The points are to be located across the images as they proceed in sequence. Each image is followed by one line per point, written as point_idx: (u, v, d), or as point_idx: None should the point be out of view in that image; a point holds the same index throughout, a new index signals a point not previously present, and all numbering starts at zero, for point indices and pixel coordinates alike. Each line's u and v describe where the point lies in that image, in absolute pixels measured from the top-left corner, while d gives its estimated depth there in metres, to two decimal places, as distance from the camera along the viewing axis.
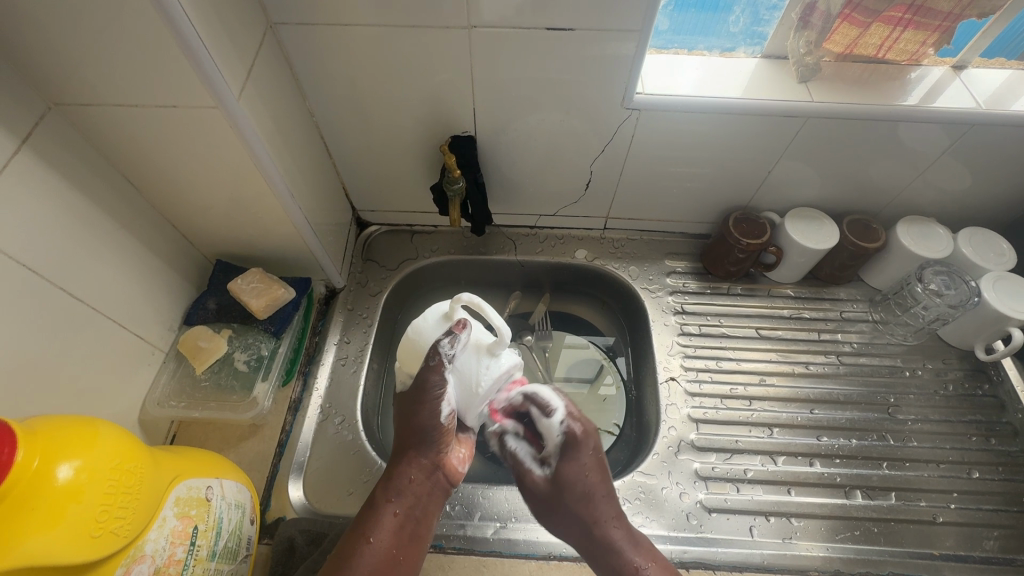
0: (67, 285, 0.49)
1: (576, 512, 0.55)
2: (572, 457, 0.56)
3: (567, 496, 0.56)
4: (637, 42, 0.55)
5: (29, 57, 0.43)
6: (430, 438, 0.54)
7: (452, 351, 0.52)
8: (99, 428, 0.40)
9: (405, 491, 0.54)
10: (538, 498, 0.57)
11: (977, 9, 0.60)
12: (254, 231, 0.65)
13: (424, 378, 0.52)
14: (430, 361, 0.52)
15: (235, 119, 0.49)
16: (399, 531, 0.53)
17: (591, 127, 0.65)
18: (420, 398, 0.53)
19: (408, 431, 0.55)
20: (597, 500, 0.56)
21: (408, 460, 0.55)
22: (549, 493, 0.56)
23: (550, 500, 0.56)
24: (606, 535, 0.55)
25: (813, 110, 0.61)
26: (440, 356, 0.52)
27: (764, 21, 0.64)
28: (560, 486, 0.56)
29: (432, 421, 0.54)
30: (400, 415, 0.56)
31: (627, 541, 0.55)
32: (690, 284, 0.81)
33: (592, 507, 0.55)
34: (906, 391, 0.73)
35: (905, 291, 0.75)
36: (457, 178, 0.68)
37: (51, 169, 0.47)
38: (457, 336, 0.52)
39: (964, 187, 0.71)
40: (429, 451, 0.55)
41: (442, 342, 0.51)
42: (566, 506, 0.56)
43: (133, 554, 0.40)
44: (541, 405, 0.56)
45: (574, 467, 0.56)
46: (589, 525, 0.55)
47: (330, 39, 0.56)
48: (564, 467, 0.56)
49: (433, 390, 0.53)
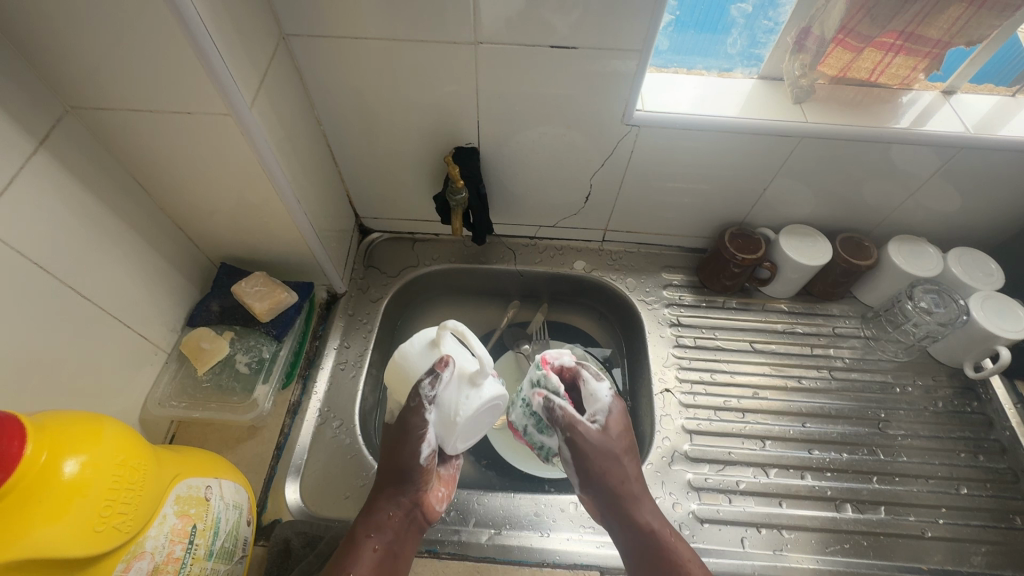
0: (77, 284, 0.50)
1: (620, 465, 0.55)
2: (613, 412, 0.57)
3: (616, 449, 0.56)
4: (638, 61, 0.57)
5: (48, 62, 0.44)
6: (410, 475, 0.55)
7: (434, 391, 0.53)
8: (104, 425, 0.41)
9: (384, 525, 0.54)
10: (587, 451, 0.55)
11: (965, 38, 0.62)
12: (260, 236, 0.66)
13: (408, 418, 0.53)
14: (412, 402, 0.53)
15: (246, 126, 0.50)
16: (379, 566, 0.52)
17: (591, 142, 0.67)
18: (401, 437, 0.54)
19: (391, 467, 0.55)
20: (634, 456, 0.57)
21: (386, 497, 0.55)
22: (601, 443, 0.55)
23: (599, 451, 0.55)
24: (636, 496, 0.55)
25: (807, 130, 0.63)
26: (422, 397, 0.53)
27: (761, 44, 0.66)
28: (610, 438, 0.56)
29: (412, 460, 0.54)
30: (386, 449, 0.56)
31: (653, 507, 0.56)
32: (686, 297, 0.82)
33: (631, 464, 0.56)
34: (897, 406, 0.74)
35: (896, 308, 0.76)
36: (460, 188, 0.70)
37: (66, 170, 0.48)
38: (439, 375, 0.52)
39: (955, 208, 0.73)
40: (409, 488, 0.55)
41: (425, 383, 0.52)
42: (613, 461, 0.55)
43: (134, 550, 0.41)
44: (591, 372, 0.59)
45: (620, 420, 0.58)
46: (625, 485, 0.55)
47: (340, 51, 0.58)
48: (611, 421, 0.57)
49: (415, 430, 0.53)
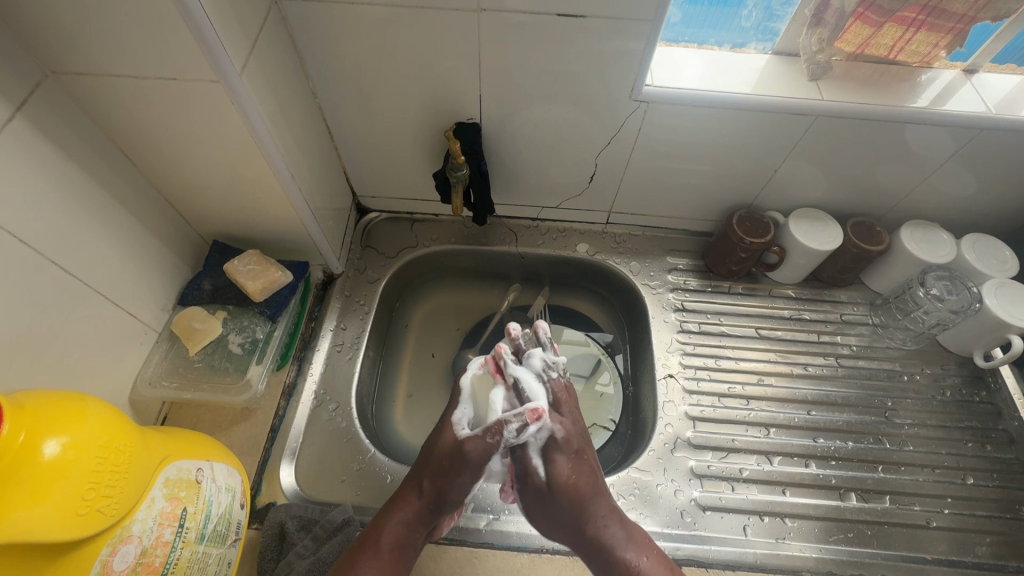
0: (61, 259, 0.48)
1: (573, 509, 0.52)
2: (559, 460, 0.52)
3: (569, 494, 0.52)
4: (649, 32, 0.54)
5: (21, 20, 0.41)
6: (447, 502, 0.53)
7: (517, 438, 0.50)
8: (88, 405, 0.39)
9: (408, 536, 0.53)
10: (532, 494, 0.53)
11: (992, 12, 0.59)
12: (253, 212, 0.64)
13: (469, 449, 0.51)
14: (490, 436, 0.50)
15: (237, 94, 0.48)
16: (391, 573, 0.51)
17: (597, 119, 0.65)
18: (456, 464, 0.52)
19: (431, 487, 0.53)
20: (593, 500, 0.53)
21: (416, 516, 0.53)
22: (543, 493, 0.53)
23: (550, 495, 0.52)
24: (599, 532, 0.52)
25: (823, 108, 0.61)
26: (503, 440, 0.50)
27: (776, 17, 0.63)
28: (555, 487, 0.52)
29: (458, 490, 0.52)
30: (437, 465, 0.53)
31: (622, 536, 0.53)
32: (691, 282, 0.81)
33: (587, 505, 0.52)
34: (905, 395, 0.72)
35: (907, 295, 0.74)
36: (461, 164, 0.67)
37: (46, 138, 0.45)
38: (528, 424, 0.49)
39: (971, 193, 0.71)
40: (440, 513, 0.53)
41: (510, 428, 0.49)
42: (571, 503, 0.52)
43: (120, 534, 0.39)
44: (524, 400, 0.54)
45: (568, 465, 0.53)
46: (583, 524, 0.52)
47: (336, 19, 0.55)
48: (565, 470, 0.52)
49: (477, 466, 0.51)
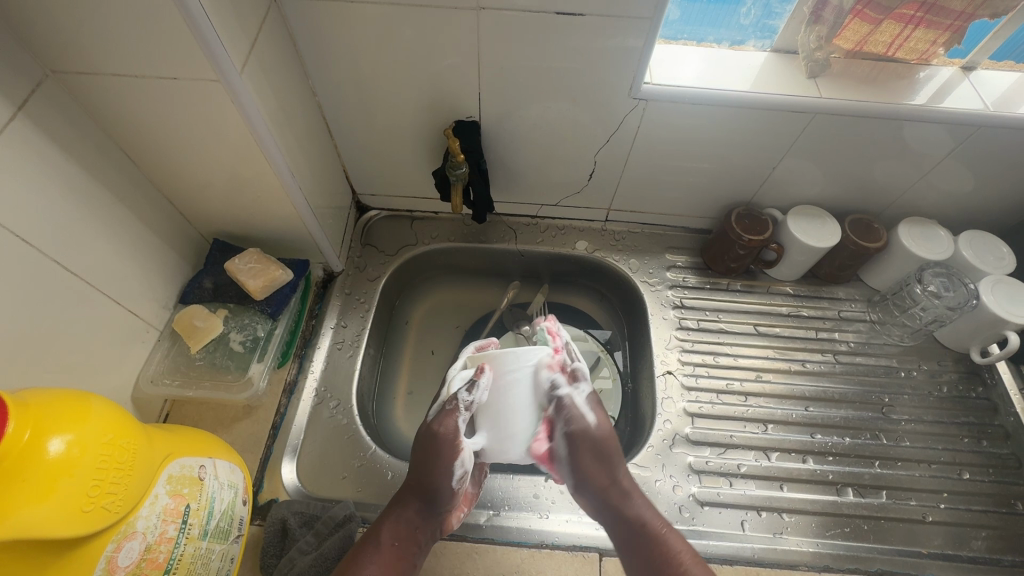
0: (63, 258, 0.49)
1: (603, 467, 0.55)
2: (595, 410, 0.57)
3: (602, 446, 0.55)
4: (647, 30, 0.54)
5: (21, 20, 0.42)
6: (443, 493, 0.54)
7: (469, 398, 0.53)
8: (91, 403, 0.39)
9: (408, 535, 0.53)
10: (572, 447, 0.55)
11: (990, 9, 0.60)
12: (253, 210, 0.64)
13: (440, 425, 0.54)
14: (447, 406, 0.54)
15: (237, 93, 0.48)
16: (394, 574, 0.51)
17: (596, 118, 0.65)
18: (436, 451, 0.54)
19: (420, 481, 0.54)
20: (619, 460, 0.56)
21: (413, 514, 0.54)
22: (582, 443, 0.55)
23: (586, 447, 0.55)
24: (628, 495, 0.54)
25: (821, 106, 0.61)
26: (458, 403, 0.54)
27: (775, 14, 0.63)
28: (593, 437, 0.55)
29: (444, 480, 0.53)
30: (419, 456, 0.54)
31: (646, 503, 0.54)
32: (690, 279, 0.81)
33: (613, 466, 0.55)
34: (901, 391, 0.73)
35: (904, 292, 0.75)
36: (461, 162, 0.67)
37: (47, 138, 0.46)
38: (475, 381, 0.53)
39: (969, 190, 0.71)
40: (436, 507, 0.54)
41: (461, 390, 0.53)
42: (602, 459, 0.55)
43: (125, 530, 0.40)
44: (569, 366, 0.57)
45: (600, 417, 0.57)
46: (614, 485, 0.55)
47: (336, 18, 0.55)
48: (600, 417, 0.57)
49: (449, 439, 0.54)
